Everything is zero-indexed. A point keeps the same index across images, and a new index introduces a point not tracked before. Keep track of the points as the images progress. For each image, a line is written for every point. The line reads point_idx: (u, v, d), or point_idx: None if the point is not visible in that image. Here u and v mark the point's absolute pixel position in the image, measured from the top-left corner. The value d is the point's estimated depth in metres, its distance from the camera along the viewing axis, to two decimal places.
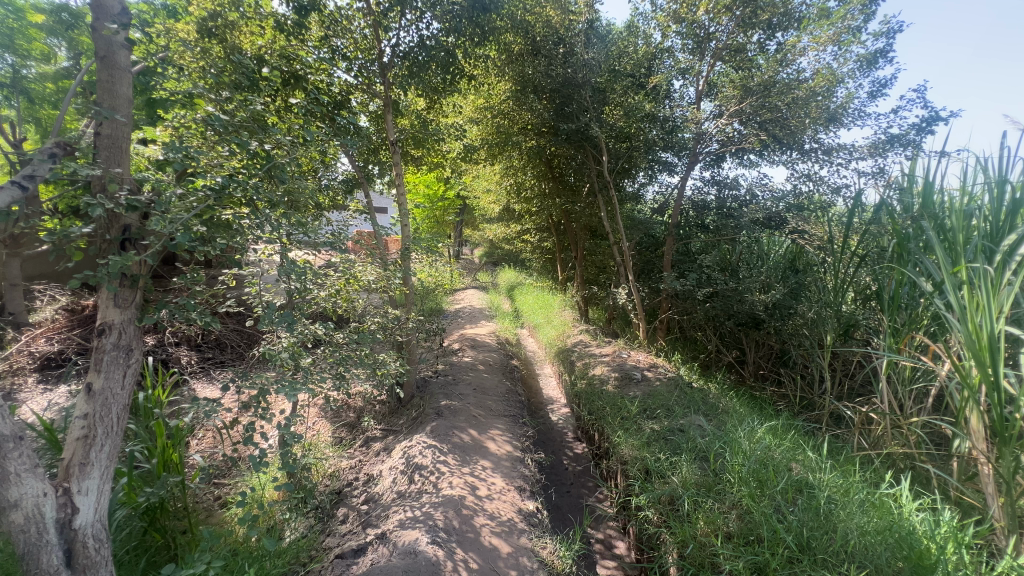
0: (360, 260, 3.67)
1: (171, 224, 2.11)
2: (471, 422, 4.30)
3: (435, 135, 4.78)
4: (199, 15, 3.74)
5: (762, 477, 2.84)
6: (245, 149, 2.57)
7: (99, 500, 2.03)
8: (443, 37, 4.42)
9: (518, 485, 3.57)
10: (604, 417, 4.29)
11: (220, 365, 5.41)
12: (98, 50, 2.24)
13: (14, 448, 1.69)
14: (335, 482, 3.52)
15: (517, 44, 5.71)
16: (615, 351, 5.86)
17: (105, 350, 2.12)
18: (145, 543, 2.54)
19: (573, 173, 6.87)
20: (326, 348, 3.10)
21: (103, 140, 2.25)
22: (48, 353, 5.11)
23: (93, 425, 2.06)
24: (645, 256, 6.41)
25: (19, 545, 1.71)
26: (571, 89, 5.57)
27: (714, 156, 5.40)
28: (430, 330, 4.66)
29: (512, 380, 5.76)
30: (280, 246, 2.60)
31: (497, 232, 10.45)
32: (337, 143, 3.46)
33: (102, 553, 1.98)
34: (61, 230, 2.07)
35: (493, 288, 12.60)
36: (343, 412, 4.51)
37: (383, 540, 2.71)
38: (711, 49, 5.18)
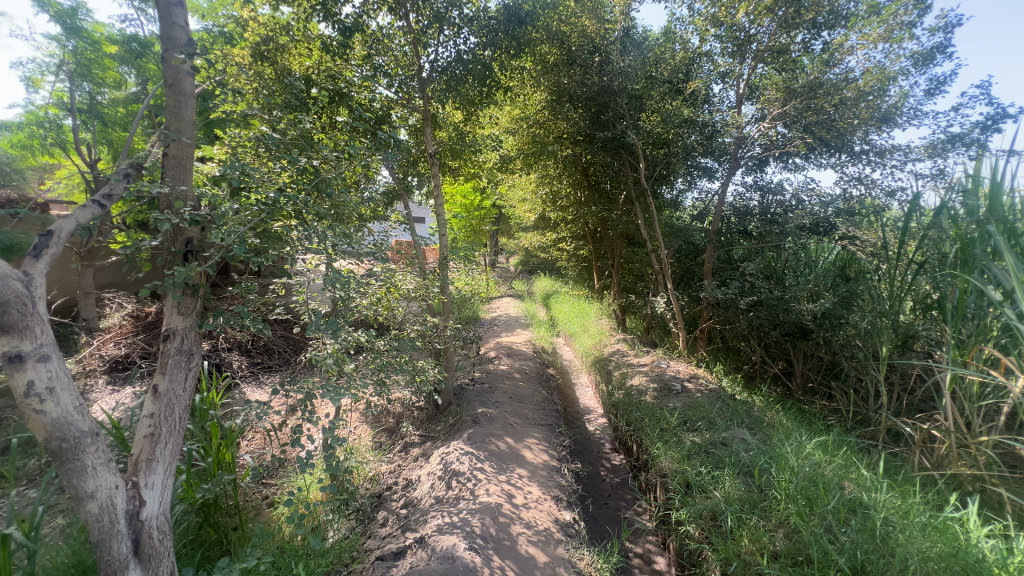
0: (401, 269, 3.78)
1: (228, 237, 2.26)
2: (508, 430, 4.31)
3: (472, 147, 4.89)
4: (253, 40, 3.99)
5: (811, 495, 2.71)
6: (295, 165, 2.73)
7: (163, 495, 2.17)
8: (480, 50, 4.54)
9: (555, 495, 3.55)
10: (643, 429, 4.21)
11: (268, 369, 5.65)
12: (167, 78, 2.44)
13: (92, 443, 1.84)
14: (376, 486, 3.59)
15: (552, 54, 5.76)
16: (654, 361, 5.74)
17: (169, 353, 2.31)
18: (200, 538, 2.68)
19: (609, 180, 6.82)
20: (368, 355, 3.18)
21: (170, 160, 2.44)
22: (116, 356, 5.51)
23: (159, 424, 2.22)
24: (685, 263, 6.27)
25: (93, 533, 1.86)
26: (607, 97, 5.55)
27: (757, 160, 5.21)
28: (467, 338, 4.71)
29: (548, 389, 5.75)
30: (326, 257, 2.70)
31: (532, 241, 10.47)
32: (378, 156, 3.59)
33: (165, 544, 2.10)
34: (133, 243, 2.27)
35: (529, 296, 12.63)
36: (383, 417, 4.61)
37: (422, 544, 2.76)
38: (753, 52, 5.06)
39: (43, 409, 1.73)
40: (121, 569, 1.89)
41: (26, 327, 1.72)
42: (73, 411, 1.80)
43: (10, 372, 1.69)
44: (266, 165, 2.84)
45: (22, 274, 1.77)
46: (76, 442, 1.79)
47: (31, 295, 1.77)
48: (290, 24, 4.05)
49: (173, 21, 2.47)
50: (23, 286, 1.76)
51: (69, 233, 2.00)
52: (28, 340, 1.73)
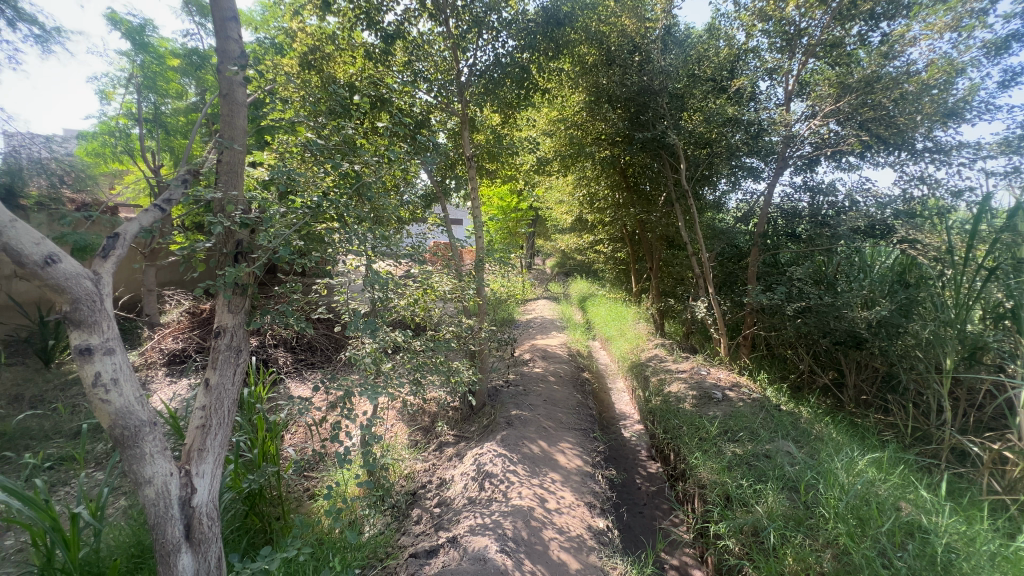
0: (437, 271, 3.83)
1: (275, 240, 2.37)
2: (541, 434, 4.29)
3: (509, 150, 4.90)
4: (301, 50, 4.17)
5: (863, 515, 2.56)
6: (337, 170, 2.83)
7: (212, 483, 2.29)
8: (518, 53, 4.56)
9: (588, 502, 3.50)
10: (681, 437, 4.09)
11: (311, 366, 5.85)
12: (221, 88, 2.59)
13: (150, 432, 1.97)
14: (411, 483, 3.64)
15: (591, 55, 5.72)
16: (694, 367, 5.57)
17: (220, 349, 2.45)
18: (246, 525, 2.82)
19: (649, 181, 6.67)
20: (405, 354, 3.24)
21: (223, 166, 2.59)
22: (174, 350, 5.87)
23: (209, 416, 2.35)
24: (728, 267, 6.06)
25: (150, 516, 1.98)
26: (647, 97, 5.44)
27: (807, 159, 4.97)
28: (502, 340, 4.72)
29: (583, 393, 5.68)
30: (366, 258, 2.79)
31: (569, 243, 10.38)
32: (417, 160, 3.66)
33: (214, 530, 2.21)
34: (190, 245, 2.41)
35: (565, 299, 12.53)
36: (419, 416, 4.66)
37: (454, 544, 2.78)
38: (803, 46, 4.84)
39: (108, 399, 1.86)
40: (174, 551, 2.01)
41: (94, 322, 1.86)
42: (134, 401, 1.93)
43: (81, 363, 1.84)
44: (311, 169, 2.96)
45: (92, 273, 1.92)
46: (136, 430, 1.91)
47: (99, 293, 1.92)
48: (336, 33, 4.22)
49: (228, 35, 2.62)
50: (93, 284, 1.90)
51: (133, 235, 2.15)
52: (96, 334, 1.87)
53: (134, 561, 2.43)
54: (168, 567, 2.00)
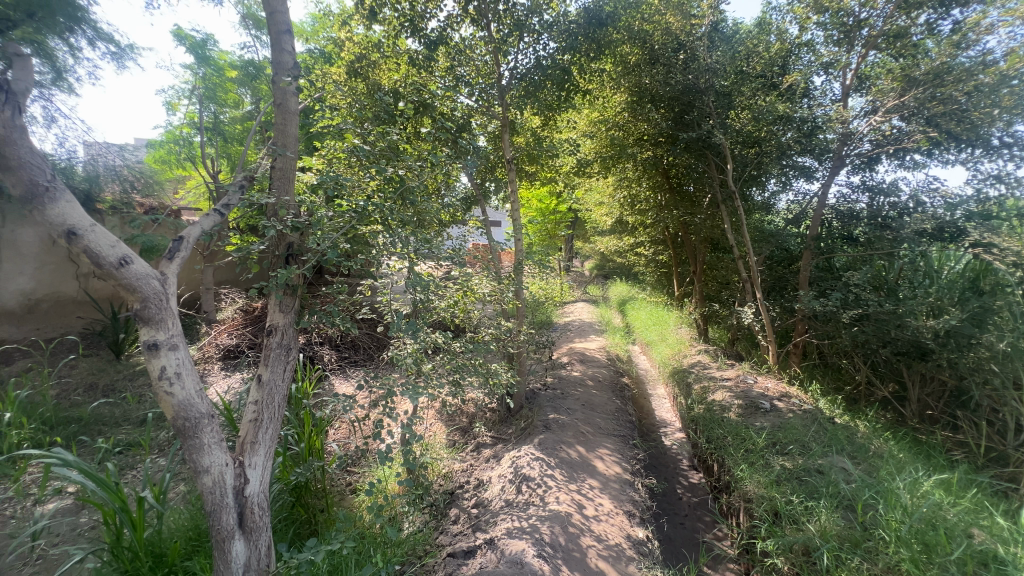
0: (477, 273, 3.86)
1: (323, 243, 2.47)
2: (579, 439, 4.24)
3: (549, 152, 4.86)
4: (349, 59, 4.31)
5: (929, 540, 2.38)
6: (382, 175, 2.92)
7: (263, 475, 2.40)
8: (559, 55, 4.54)
9: (627, 510, 3.43)
10: (725, 448, 3.95)
11: (354, 364, 6.02)
12: (276, 99, 2.73)
13: (208, 424, 2.09)
14: (449, 483, 3.67)
15: (634, 54, 5.62)
16: (740, 375, 5.36)
17: (272, 346, 2.57)
18: (293, 516, 2.94)
19: (692, 182, 6.47)
20: (444, 355, 3.28)
21: (276, 172, 2.72)
22: (228, 345, 6.20)
23: (261, 410, 2.47)
24: (777, 271, 5.81)
25: (207, 503, 2.10)
26: (692, 95, 5.29)
27: (866, 157, 4.69)
28: (540, 342, 4.69)
29: (622, 399, 5.57)
30: (409, 261, 2.86)
31: (608, 245, 10.22)
32: (458, 164, 3.70)
33: (264, 520, 2.32)
34: (245, 247, 2.55)
35: (604, 302, 12.34)
36: (457, 416, 4.68)
37: (491, 546, 2.80)
38: (863, 38, 4.57)
39: (171, 391, 1.99)
40: (228, 538, 2.12)
41: (161, 320, 2.00)
42: (195, 394, 2.05)
43: (149, 357, 1.98)
44: (358, 174, 3.07)
45: (159, 274, 2.06)
46: (195, 422, 2.04)
47: (166, 292, 2.05)
48: (381, 41, 4.34)
49: (282, 47, 2.74)
50: (160, 284, 2.04)
51: (196, 238, 2.30)
52: (162, 331, 2.00)
53: (192, 543, 2.58)
54: (223, 552, 2.11)
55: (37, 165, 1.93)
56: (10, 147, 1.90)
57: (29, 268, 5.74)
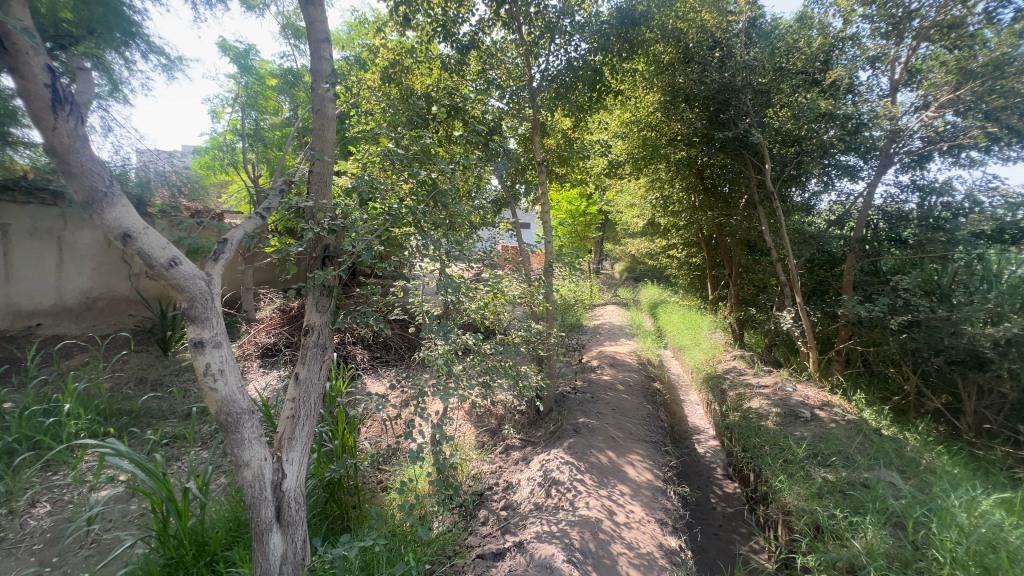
0: (507, 275, 3.86)
1: (358, 245, 2.54)
2: (610, 444, 4.18)
3: (580, 153, 4.80)
4: (383, 65, 4.39)
5: (988, 563, 2.24)
6: (415, 178, 2.98)
7: (300, 470, 2.47)
8: (591, 56, 4.51)
9: (659, 518, 3.36)
10: (762, 457, 3.81)
11: (386, 364, 6.13)
12: (314, 105, 2.82)
13: (249, 419, 2.17)
14: (478, 484, 3.66)
15: (668, 53, 5.51)
16: (778, 383, 5.17)
17: (308, 346, 2.66)
18: (326, 511, 3.01)
19: (727, 183, 6.29)
20: (474, 357, 3.30)
21: (314, 176, 2.81)
22: (267, 343, 6.42)
23: (298, 407, 2.54)
24: (818, 275, 5.60)
25: (248, 496, 2.18)
26: (728, 94, 5.14)
27: (916, 155, 4.46)
28: (569, 345, 4.65)
29: (653, 404, 5.46)
30: (441, 263, 2.90)
31: (639, 247, 10.05)
32: (489, 167, 3.71)
33: (301, 514, 2.38)
34: (285, 248, 2.66)
35: (635, 305, 12.13)
36: (486, 418, 4.66)
37: (520, 549, 2.79)
38: (914, 30, 4.36)
39: (216, 387, 2.08)
40: (267, 530, 2.18)
41: (206, 318, 2.09)
42: (237, 391, 2.14)
43: (195, 354, 2.07)
44: (391, 177, 3.13)
45: (205, 274, 2.16)
46: (237, 417, 2.12)
47: (211, 292, 2.15)
48: (414, 47, 4.43)
49: (321, 55, 2.83)
50: (206, 284, 2.15)
51: (239, 241, 2.40)
52: (207, 329, 2.10)
53: (232, 534, 2.67)
54: (261, 544, 2.18)
55: (97, 172, 2.04)
56: (74, 155, 2.01)
57: (88, 268, 6.13)
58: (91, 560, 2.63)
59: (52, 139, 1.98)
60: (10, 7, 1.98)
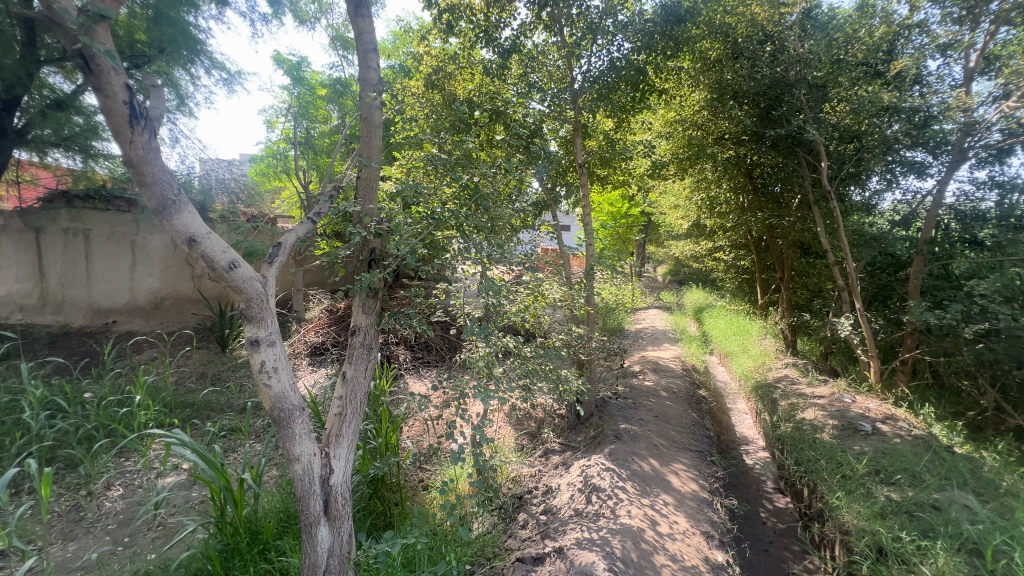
0: (548, 278, 3.83)
1: (403, 249, 2.63)
2: (652, 451, 4.07)
3: (622, 155, 4.70)
4: (427, 72, 4.48)
5: None
6: (457, 182, 3.04)
7: (346, 466, 2.55)
8: (634, 56, 4.42)
9: (704, 531, 3.25)
10: (818, 471, 3.61)
11: (427, 365, 6.24)
12: (362, 113, 2.92)
13: (299, 416, 2.26)
14: (517, 487, 3.64)
15: (714, 50, 5.35)
16: (835, 393, 4.87)
17: (355, 346, 2.76)
18: (370, 507, 3.09)
19: (779, 182, 5.99)
20: (515, 359, 3.32)
21: (361, 182, 2.91)
22: (316, 343, 6.69)
23: (345, 405, 2.63)
24: (880, 280, 5.30)
25: (298, 489, 2.26)
26: (781, 89, 4.92)
27: (995, 150, 4.12)
28: (611, 350, 4.56)
29: (699, 412, 5.28)
30: (483, 266, 2.93)
31: (683, 249, 9.76)
32: (530, 169, 3.70)
33: (347, 509, 2.45)
34: (334, 252, 2.77)
35: (678, 309, 11.77)
36: (526, 421, 4.64)
37: (561, 555, 2.78)
38: (991, 14, 4.02)
39: (270, 383, 2.19)
40: (315, 523, 2.26)
41: (261, 318, 2.21)
42: (289, 388, 2.24)
43: (251, 352, 2.19)
44: (435, 182, 3.20)
45: (261, 277, 2.29)
46: (288, 413, 2.22)
47: (266, 293, 2.27)
48: (457, 54, 4.51)
49: (369, 65, 2.93)
50: (262, 286, 2.27)
51: (292, 245, 2.52)
52: (263, 329, 2.21)
53: (282, 525, 2.79)
54: (310, 536, 2.26)
55: (168, 182, 2.20)
56: (148, 166, 2.17)
57: (156, 270, 6.57)
58: (156, 542, 2.82)
59: (128, 151, 2.14)
60: (96, 30, 2.14)
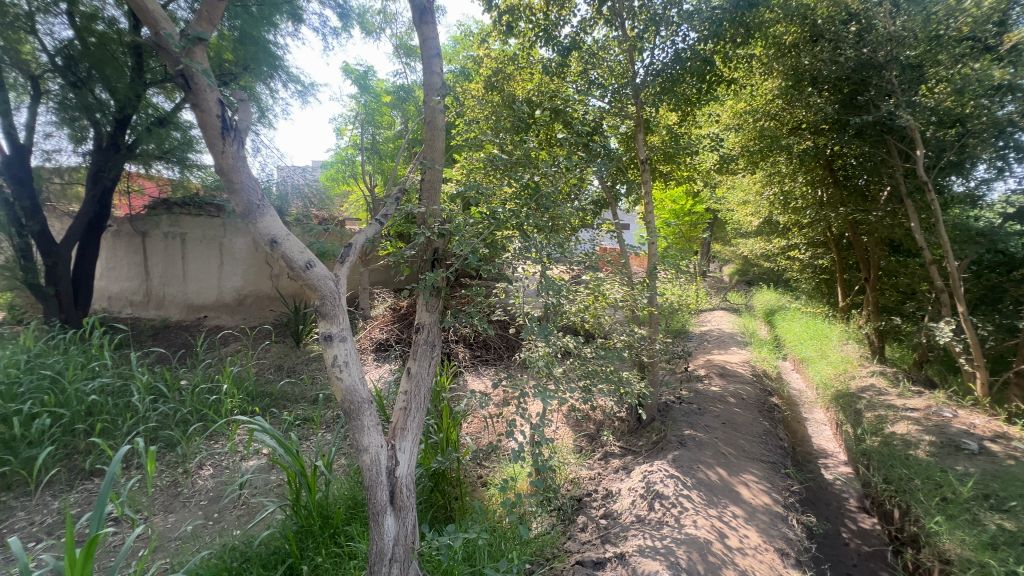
0: (608, 278, 3.74)
1: (466, 248, 2.69)
2: (720, 460, 3.87)
3: (687, 150, 4.49)
4: (487, 75, 4.53)
5: None
6: (518, 182, 3.07)
7: (411, 459, 2.63)
8: (700, 45, 4.22)
9: (779, 548, 3.05)
10: (913, 492, 3.28)
11: (486, 363, 6.32)
12: (425, 117, 3.00)
13: (367, 408, 2.37)
14: (577, 489, 3.58)
15: (790, 34, 4.95)
16: (931, 407, 4.40)
17: (420, 343, 2.86)
18: (431, 499, 3.17)
19: (865, 173, 5.51)
20: (574, 360, 3.28)
21: (425, 184, 3.01)
22: (381, 339, 7.00)
23: (410, 400, 2.73)
24: (989, 280, 4.81)
25: (367, 478, 2.38)
26: (868, 72, 4.55)
27: None
28: (675, 352, 4.40)
29: (770, 420, 4.97)
30: (542, 265, 2.93)
31: (753, 247, 9.20)
32: (591, 167, 3.63)
33: (411, 501, 2.53)
34: (400, 251, 2.87)
35: (747, 312, 11.11)
36: (585, 422, 4.57)
37: (622, 562, 2.72)
38: None
39: (341, 376, 2.31)
40: (382, 512, 2.35)
41: (334, 315, 2.34)
42: (358, 381, 2.35)
43: (325, 347, 2.32)
44: (495, 183, 3.24)
45: (334, 276, 2.43)
46: (358, 406, 2.33)
47: (339, 291, 2.41)
48: (516, 54, 4.55)
49: (432, 70, 3.01)
50: (334, 285, 2.41)
51: (361, 246, 2.65)
52: (336, 325, 2.34)
53: (351, 511, 2.93)
54: (377, 524, 2.35)
55: (253, 188, 2.38)
56: (236, 174, 2.36)
57: (240, 269, 7.07)
58: (241, 519, 3.07)
59: (220, 160, 2.34)
60: (194, 52, 2.34)
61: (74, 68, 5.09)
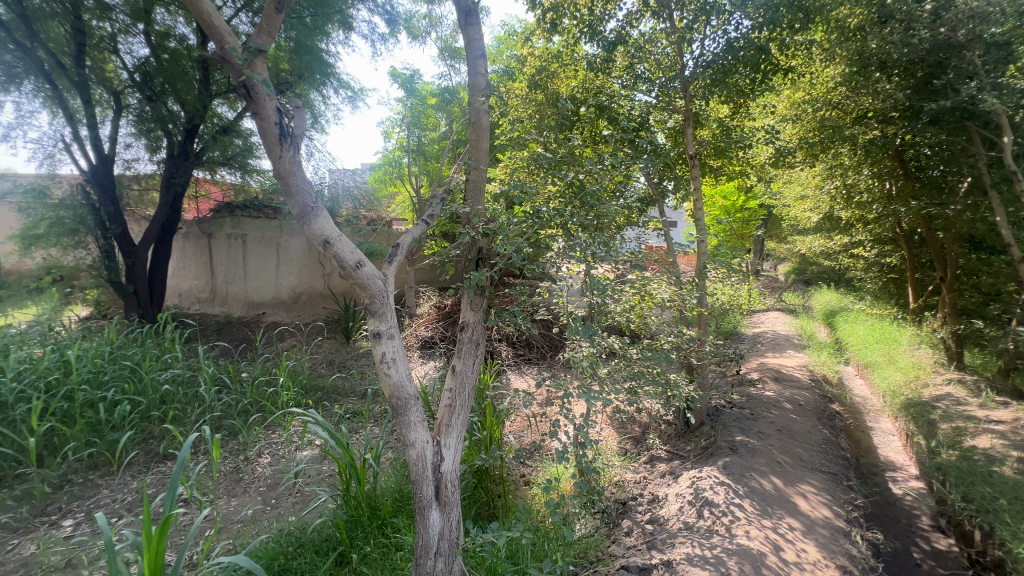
0: (655, 277, 3.63)
1: (510, 248, 2.71)
2: (774, 469, 3.69)
3: (740, 144, 4.28)
4: (530, 73, 4.52)
5: None
6: (563, 180, 3.07)
7: (456, 456, 2.67)
8: (754, 33, 4.01)
9: (840, 564, 2.87)
10: (999, 512, 3.03)
11: (528, 362, 6.31)
12: (470, 118, 3.03)
13: (413, 404, 2.43)
14: (621, 492, 3.52)
15: (855, 17, 4.60)
16: (1019, 420, 4.00)
17: (464, 341, 2.90)
18: (474, 496, 3.21)
19: (942, 163, 5.06)
20: (620, 361, 3.22)
21: (470, 185, 3.05)
22: (426, 336, 7.15)
23: (455, 397, 2.78)
24: None
25: (413, 473, 2.43)
26: (946, 53, 4.25)
27: None
28: (726, 355, 4.22)
29: (830, 428, 4.68)
30: (587, 264, 2.90)
31: (812, 244, 8.67)
32: (637, 163, 3.53)
33: (455, 496, 2.56)
34: (446, 251, 2.92)
35: (805, 313, 10.48)
36: (630, 424, 4.47)
37: (669, 569, 2.64)
38: None
39: (389, 372, 2.37)
40: (427, 506, 2.40)
41: (382, 313, 2.41)
42: (405, 378, 2.40)
43: (374, 343, 2.40)
44: (540, 181, 3.23)
45: (382, 275, 2.50)
46: (405, 402, 2.39)
47: (387, 290, 2.48)
48: (560, 51, 4.53)
49: (476, 70, 3.03)
50: (383, 284, 2.49)
51: (408, 246, 2.72)
52: (384, 323, 2.41)
53: (397, 504, 3.02)
54: (423, 518, 2.39)
55: (307, 191, 2.49)
56: (293, 178, 2.48)
57: (295, 268, 7.45)
58: (296, 507, 3.22)
59: (278, 165, 2.46)
60: (256, 63, 2.47)
61: (150, 83, 5.52)
